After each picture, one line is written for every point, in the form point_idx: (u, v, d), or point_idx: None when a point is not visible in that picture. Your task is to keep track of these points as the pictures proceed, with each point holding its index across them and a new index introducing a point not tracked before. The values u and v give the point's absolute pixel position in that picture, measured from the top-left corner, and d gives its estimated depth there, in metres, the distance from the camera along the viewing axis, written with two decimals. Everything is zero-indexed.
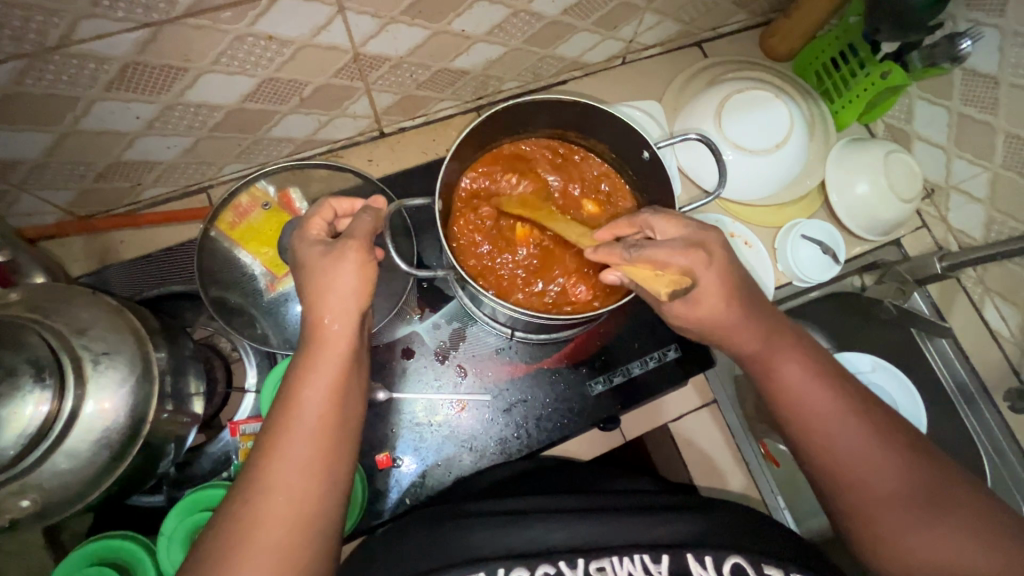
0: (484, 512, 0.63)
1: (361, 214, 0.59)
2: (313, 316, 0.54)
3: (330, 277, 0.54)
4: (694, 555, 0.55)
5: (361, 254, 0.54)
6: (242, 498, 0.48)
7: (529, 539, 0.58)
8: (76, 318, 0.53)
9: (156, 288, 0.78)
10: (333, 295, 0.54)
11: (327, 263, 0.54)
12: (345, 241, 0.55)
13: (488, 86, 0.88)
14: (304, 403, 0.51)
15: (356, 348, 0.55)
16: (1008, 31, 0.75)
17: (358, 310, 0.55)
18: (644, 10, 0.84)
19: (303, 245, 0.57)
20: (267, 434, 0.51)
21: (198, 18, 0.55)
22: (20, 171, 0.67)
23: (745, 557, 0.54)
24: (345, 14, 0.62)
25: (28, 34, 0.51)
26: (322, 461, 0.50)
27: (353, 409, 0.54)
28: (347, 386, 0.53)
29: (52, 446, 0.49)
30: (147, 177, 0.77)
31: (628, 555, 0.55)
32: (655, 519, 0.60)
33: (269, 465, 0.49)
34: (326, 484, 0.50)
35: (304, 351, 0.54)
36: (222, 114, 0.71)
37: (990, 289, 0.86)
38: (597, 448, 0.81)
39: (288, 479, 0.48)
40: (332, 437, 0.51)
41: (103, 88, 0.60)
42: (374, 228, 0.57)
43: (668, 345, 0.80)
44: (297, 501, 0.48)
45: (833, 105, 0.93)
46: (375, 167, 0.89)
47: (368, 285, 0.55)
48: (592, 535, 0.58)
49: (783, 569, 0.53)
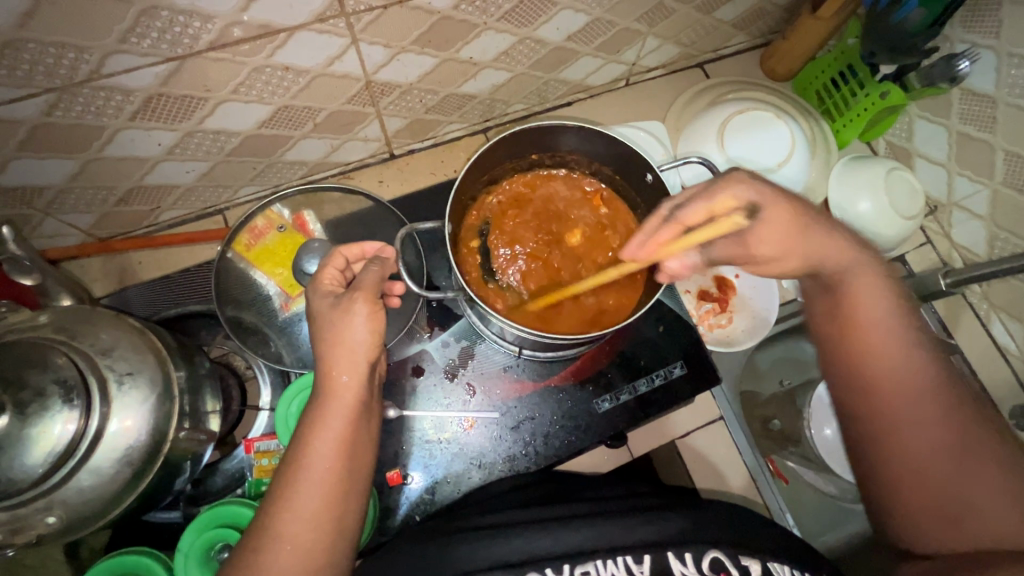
0: (473, 526, 0.62)
1: (369, 265, 0.62)
2: (324, 368, 0.56)
3: (342, 328, 0.57)
4: (675, 551, 0.56)
5: (368, 305, 0.57)
6: (254, 545, 0.51)
7: (516, 548, 0.58)
8: (99, 340, 0.55)
9: (174, 308, 0.81)
10: (342, 347, 0.57)
11: (336, 315, 0.57)
12: (353, 294, 0.57)
13: (495, 109, 0.91)
14: (314, 457, 0.53)
15: (364, 398, 0.57)
16: (1005, 52, 0.77)
17: (366, 361, 0.57)
18: (646, 34, 0.86)
19: (315, 297, 0.60)
20: (280, 481, 0.53)
21: (219, 51, 0.58)
22: (45, 197, 0.70)
23: (723, 550, 0.56)
24: (359, 45, 0.64)
25: (59, 69, 0.54)
26: (329, 511, 0.53)
27: (361, 459, 0.56)
28: (354, 437, 0.56)
29: (77, 464, 0.51)
30: (166, 200, 0.80)
31: (612, 557, 0.56)
32: (639, 521, 0.60)
33: (279, 516, 0.51)
34: (335, 534, 0.53)
35: (316, 401, 0.56)
36: (238, 139, 0.73)
37: (995, 304, 0.88)
38: (606, 466, 0.82)
39: (299, 529, 0.51)
40: (341, 488, 0.54)
41: (127, 118, 0.63)
42: (381, 277, 0.61)
43: (673, 362, 0.81)
44: (304, 552, 0.51)
45: (834, 124, 0.95)
46: (385, 188, 0.91)
47: (375, 336, 0.58)
48: (579, 541, 0.58)
49: (761, 562, 0.55)
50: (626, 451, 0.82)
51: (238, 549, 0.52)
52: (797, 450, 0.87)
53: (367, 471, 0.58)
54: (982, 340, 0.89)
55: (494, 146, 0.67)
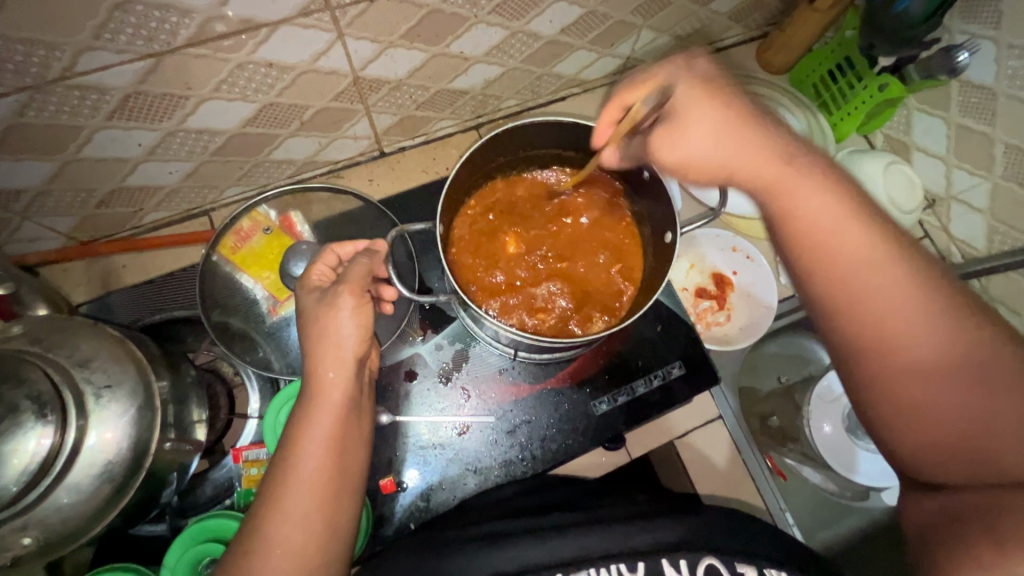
0: (469, 536, 0.61)
1: (359, 259, 0.60)
2: (309, 365, 0.55)
3: (327, 323, 0.55)
4: (670, 559, 0.54)
5: (355, 299, 0.56)
6: (245, 549, 0.49)
7: (509, 559, 0.56)
8: (77, 351, 0.53)
9: (157, 314, 0.79)
10: (329, 343, 0.55)
11: (322, 310, 0.56)
12: (338, 287, 0.56)
13: (487, 105, 0.89)
14: (303, 454, 0.51)
15: (353, 394, 0.56)
16: (1005, 43, 0.75)
17: (355, 357, 0.56)
18: (641, 27, 0.84)
19: (303, 294, 0.59)
20: (270, 483, 0.52)
21: (198, 47, 0.56)
22: (22, 201, 0.68)
23: (719, 558, 0.54)
24: (345, 40, 0.62)
25: (30, 68, 0.52)
26: (319, 512, 0.50)
27: (353, 457, 0.55)
28: (344, 433, 0.54)
29: (54, 482, 0.49)
30: (149, 202, 0.78)
31: (606, 566, 0.54)
32: (634, 528, 0.58)
33: (268, 520, 0.49)
34: (325, 536, 0.50)
35: (304, 398, 0.55)
36: (222, 139, 0.71)
37: (995, 299, 0.87)
38: (606, 468, 0.78)
39: (288, 531, 0.49)
40: (331, 488, 0.52)
41: (105, 118, 0.60)
42: (370, 270, 0.58)
43: (671, 362, 0.80)
44: (294, 556, 0.48)
45: (832, 117, 0.93)
46: (375, 187, 0.89)
47: (363, 332, 0.56)
48: (573, 551, 0.56)
49: (758, 568, 0.54)
50: (625, 453, 0.79)
51: (224, 562, 0.50)
52: (796, 447, 0.88)
53: (360, 473, 0.56)
54: None
55: (482, 146, 0.65)
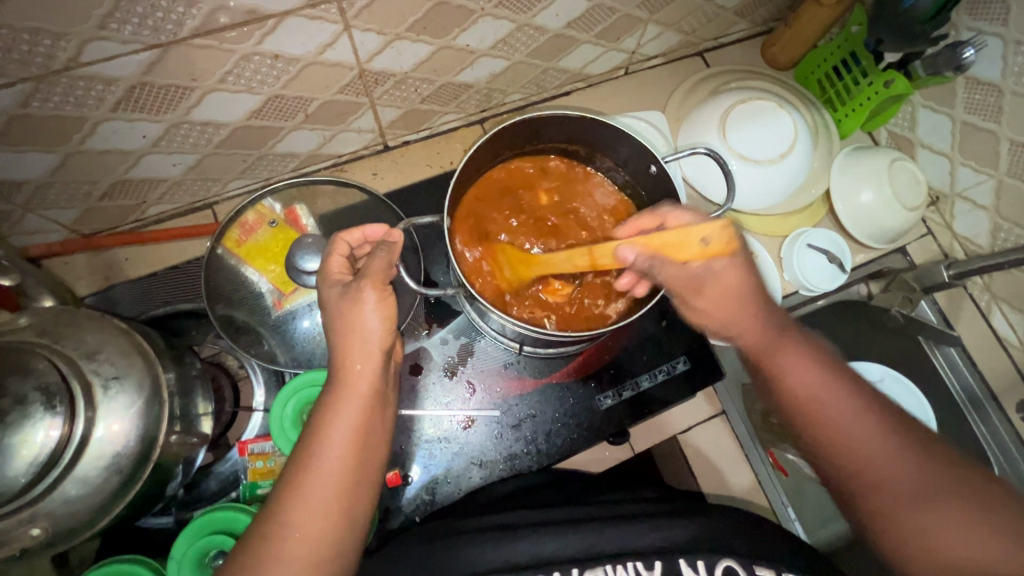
0: (479, 526, 0.61)
1: (375, 252, 0.58)
2: (339, 358, 0.55)
3: (354, 318, 0.55)
4: (687, 559, 0.56)
5: (378, 294, 0.55)
6: (263, 533, 0.49)
7: (522, 551, 0.57)
8: (83, 343, 0.53)
9: (161, 307, 0.79)
10: (356, 337, 0.55)
11: (345, 304, 0.55)
12: (361, 281, 0.55)
13: (491, 99, 0.89)
14: (328, 444, 0.51)
15: (379, 387, 0.55)
16: (1012, 40, 0.75)
17: (381, 350, 0.56)
18: (646, 21, 0.84)
19: (325, 286, 0.58)
20: (291, 470, 0.52)
21: (205, 38, 0.55)
22: (24, 192, 0.67)
23: (736, 559, 0.55)
24: (351, 32, 0.62)
25: (35, 57, 0.52)
26: (340, 500, 0.51)
27: (375, 449, 0.55)
28: (370, 427, 0.54)
29: (62, 474, 0.49)
30: (152, 195, 0.77)
31: (622, 563, 0.56)
32: (647, 525, 0.59)
33: (288, 507, 0.50)
34: (342, 527, 0.51)
35: (330, 390, 0.55)
36: (227, 131, 0.70)
37: (997, 296, 0.85)
38: (606, 462, 0.80)
39: (307, 518, 0.49)
40: (353, 478, 0.52)
41: (109, 109, 0.60)
42: (389, 263, 0.57)
43: (676, 357, 0.80)
44: (313, 542, 0.49)
45: (836, 113, 0.92)
46: (379, 181, 0.89)
47: (388, 326, 0.55)
48: (588, 543, 0.58)
49: (775, 570, 0.55)
50: (628, 446, 0.81)
51: (240, 548, 0.51)
52: None
53: (381, 467, 0.56)
54: (982, 331, 0.87)
55: (494, 135, 0.64)
